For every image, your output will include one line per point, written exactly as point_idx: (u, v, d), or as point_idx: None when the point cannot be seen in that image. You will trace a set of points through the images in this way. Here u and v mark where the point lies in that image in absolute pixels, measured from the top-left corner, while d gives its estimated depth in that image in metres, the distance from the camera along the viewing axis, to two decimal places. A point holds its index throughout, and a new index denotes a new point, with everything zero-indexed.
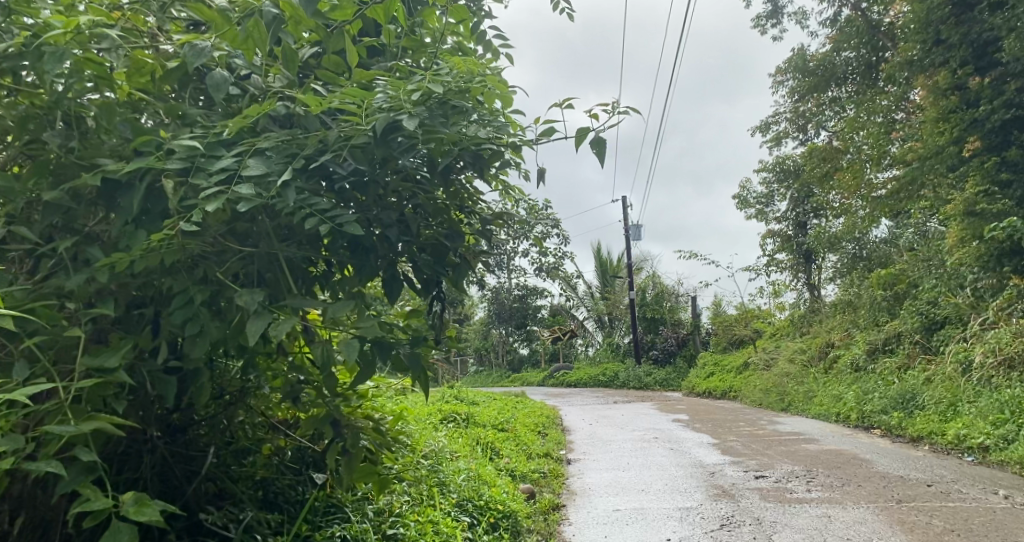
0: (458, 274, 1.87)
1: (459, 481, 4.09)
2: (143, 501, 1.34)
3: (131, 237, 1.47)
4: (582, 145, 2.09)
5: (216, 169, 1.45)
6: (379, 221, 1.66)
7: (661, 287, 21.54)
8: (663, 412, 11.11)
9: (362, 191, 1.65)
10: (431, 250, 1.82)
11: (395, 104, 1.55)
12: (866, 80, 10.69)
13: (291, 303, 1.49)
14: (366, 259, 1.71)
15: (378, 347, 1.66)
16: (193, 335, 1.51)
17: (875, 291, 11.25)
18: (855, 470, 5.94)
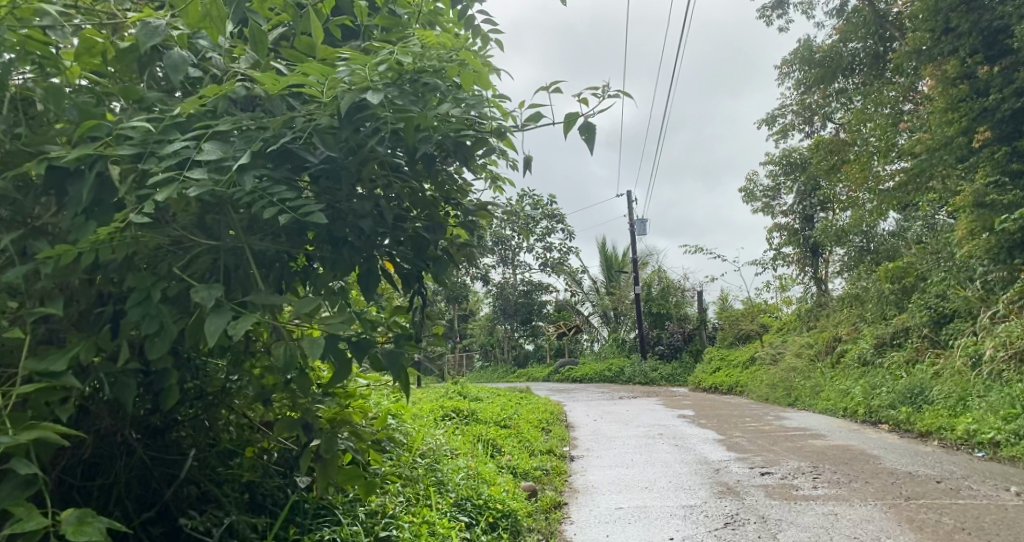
0: (439, 267, 1.79)
1: (458, 480, 4.02)
2: (85, 519, 1.25)
3: (79, 230, 1.41)
4: (573, 131, 2.03)
5: (168, 153, 1.39)
6: (353, 212, 1.60)
7: (667, 282, 21.42)
8: (669, 408, 11.02)
9: (335, 179, 1.59)
10: (410, 243, 1.75)
11: (363, 84, 1.50)
12: (873, 71, 10.55)
13: (257, 301, 1.41)
14: (342, 253, 1.65)
15: (354, 346, 1.60)
16: (151, 334, 1.41)
17: (883, 284, 11.12)
18: (862, 466, 5.84)
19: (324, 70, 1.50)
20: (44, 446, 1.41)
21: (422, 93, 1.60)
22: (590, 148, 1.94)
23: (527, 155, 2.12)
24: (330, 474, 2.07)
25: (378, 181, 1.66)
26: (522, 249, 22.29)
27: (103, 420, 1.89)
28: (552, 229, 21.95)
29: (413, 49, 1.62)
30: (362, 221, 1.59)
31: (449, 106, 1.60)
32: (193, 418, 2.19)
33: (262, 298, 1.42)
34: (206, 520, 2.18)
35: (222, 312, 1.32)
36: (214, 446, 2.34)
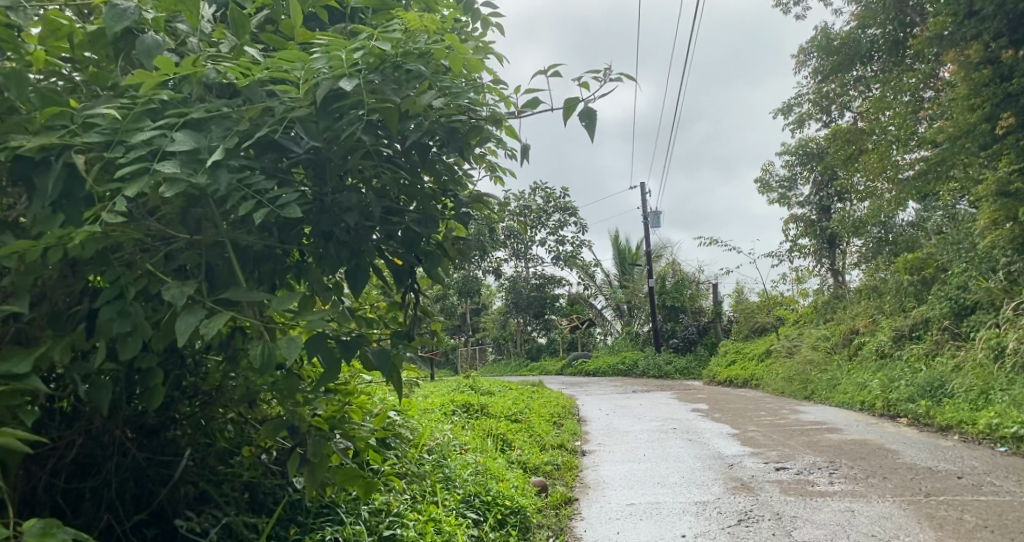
0: (430, 262, 1.72)
1: (466, 476, 3.96)
2: (48, 531, 1.20)
3: (47, 225, 1.36)
4: (573, 117, 1.95)
5: (138, 144, 1.35)
6: (338, 206, 1.53)
7: (681, 275, 21.25)
8: (682, 401, 10.93)
9: (319, 171, 1.53)
10: (402, 238, 1.67)
11: (340, 71, 1.43)
12: (892, 58, 10.31)
13: (234, 297, 1.36)
14: (331, 249, 1.59)
15: (341, 344, 1.55)
16: (124, 334, 1.41)
17: (901, 275, 10.93)
18: (880, 461, 5.72)
19: (300, 57, 1.45)
20: (7, 453, 1.36)
21: (405, 78, 1.52)
22: (588, 133, 1.86)
23: (525, 142, 2.04)
24: (316, 479, 1.80)
25: (365, 172, 1.58)
26: (535, 242, 22.21)
27: (94, 420, 1.84)
28: (565, 222, 21.84)
29: (395, 33, 1.55)
30: (347, 215, 1.51)
31: (435, 92, 1.52)
32: (191, 416, 2.12)
33: (239, 294, 1.37)
34: (204, 520, 2.15)
35: (194, 310, 1.31)
36: (211, 445, 2.29)
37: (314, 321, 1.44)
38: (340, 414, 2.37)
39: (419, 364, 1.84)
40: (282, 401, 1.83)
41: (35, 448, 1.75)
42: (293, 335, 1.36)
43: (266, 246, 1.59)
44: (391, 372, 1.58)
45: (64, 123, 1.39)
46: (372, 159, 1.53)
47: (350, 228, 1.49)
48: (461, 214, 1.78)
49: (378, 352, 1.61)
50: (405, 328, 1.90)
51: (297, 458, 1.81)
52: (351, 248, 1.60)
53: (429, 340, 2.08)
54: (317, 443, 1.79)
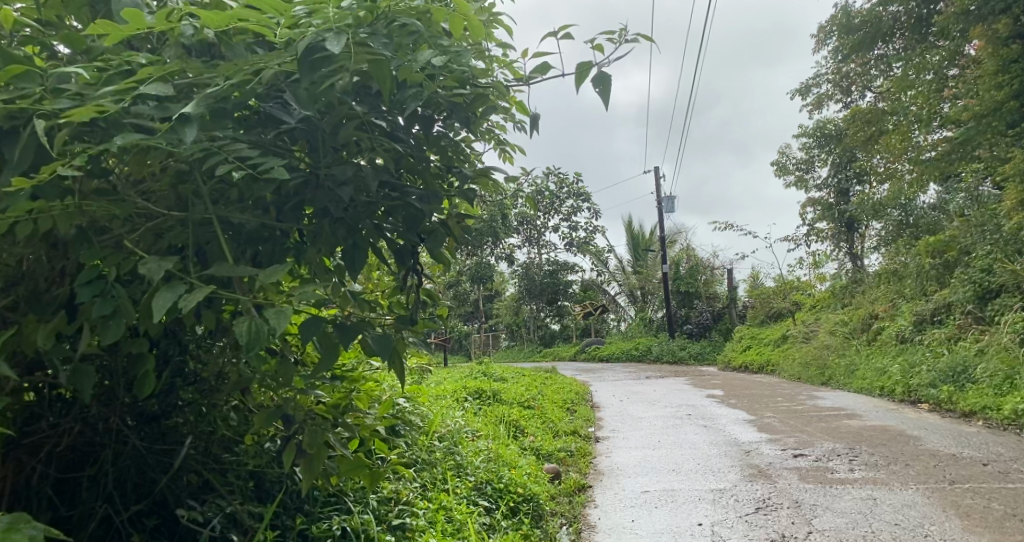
0: (434, 242, 1.61)
1: (477, 463, 3.88)
2: (10, 523, 1.13)
3: (11, 197, 1.27)
4: (586, 83, 1.82)
5: (103, 100, 1.26)
6: (332, 179, 1.43)
7: (696, 260, 21.04)
8: (697, 387, 10.82)
9: (311, 139, 1.43)
10: (403, 215, 1.57)
11: (328, 28, 1.32)
12: (915, 35, 10.06)
13: (220, 273, 1.27)
14: (329, 229, 1.49)
15: (336, 328, 1.44)
16: (105, 316, 1.31)
17: (922, 259, 10.72)
18: (902, 447, 5.60)
19: (281, 7, 1.35)
20: None
21: (398, 38, 1.43)
22: (603, 101, 1.73)
23: (536, 111, 1.92)
24: (313, 474, 1.71)
25: (362, 144, 1.49)
26: (548, 228, 22.11)
27: (89, 408, 1.77)
28: (578, 208, 21.73)
29: None
30: (341, 188, 1.41)
31: (433, 54, 1.41)
32: (194, 402, 2.01)
33: (225, 270, 1.28)
34: (207, 509, 2.07)
35: (175, 285, 1.22)
36: (212, 433, 2.15)
37: (304, 298, 1.34)
38: (343, 404, 2.27)
39: (423, 351, 1.73)
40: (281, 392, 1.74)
41: (15, 435, 1.69)
42: (281, 311, 1.26)
43: (261, 224, 1.49)
44: (393, 357, 1.46)
45: (28, 84, 1.29)
46: (367, 129, 1.43)
47: (345, 203, 1.39)
48: (467, 193, 1.67)
49: (379, 337, 1.48)
50: (409, 313, 1.79)
51: (293, 449, 1.71)
52: (347, 226, 1.51)
53: (434, 325, 1.98)
54: (314, 433, 1.71)
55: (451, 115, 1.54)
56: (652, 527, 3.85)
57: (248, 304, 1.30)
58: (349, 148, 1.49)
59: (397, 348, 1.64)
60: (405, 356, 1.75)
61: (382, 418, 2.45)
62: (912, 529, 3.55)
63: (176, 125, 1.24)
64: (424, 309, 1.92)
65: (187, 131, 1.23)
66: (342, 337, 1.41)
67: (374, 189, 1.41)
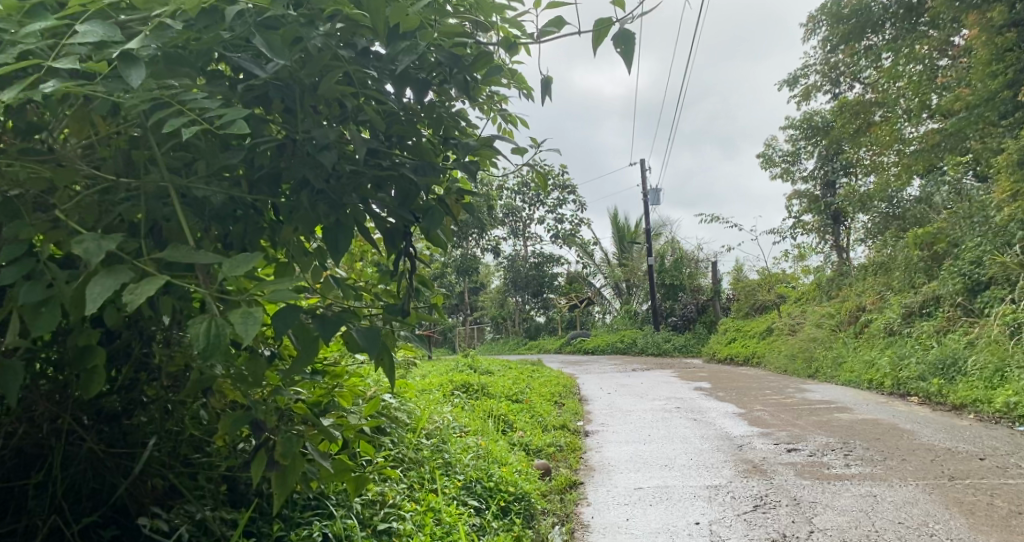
0: (431, 221, 1.39)
1: (467, 460, 3.71)
2: None
3: None
4: (604, 41, 1.66)
5: (26, 40, 1.10)
6: (312, 144, 1.24)
7: (681, 252, 20.99)
8: (684, 380, 10.73)
9: (285, 97, 1.25)
10: (397, 188, 1.39)
11: None
12: (905, 25, 10.07)
13: (176, 258, 1.08)
14: (309, 209, 1.30)
15: (316, 321, 1.24)
16: (37, 305, 1.12)
17: (911, 251, 10.65)
18: (896, 441, 5.51)
19: None
20: None
21: None
22: (626, 62, 1.56)
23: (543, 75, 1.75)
24: (287, 487, 1.51)
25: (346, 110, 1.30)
26: (534, 220, 21.98)
27: (35, 404, 1.59)
28: (563, 200, 21.64)
29: None
30: (324, 154, 1.23)
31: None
32: (159, 399, 1.79)
33: (181, 254, 1.09)
34: (174, 516, 1.88)
35: (118, 271, 1.03)
36: (180, 434, 1.95)
37: (276, 286, 1.14)
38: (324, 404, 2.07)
39: (414, 344, 1.55)
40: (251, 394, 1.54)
41: None
42: (250, 310, 1.06)
43: (229, 199, 1.32)
44: (382, 353, 1.27)
45: None
46: (353, 87, 1.25)
47: (329, 170, 1.21)
48: (470, 167, 1.48)
49: (366, 330, 1.29)
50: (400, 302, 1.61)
51: (263, 459, 1.51)
52: (329, 201, 1.32)
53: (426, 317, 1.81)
54: (289, 441, 1.50)
55: (452, 75, 1.36)
56: (648, 526, 3.70)
57: (209, 295, 1.10)
58: (329, 111, 1.31)
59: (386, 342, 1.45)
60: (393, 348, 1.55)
61: (367, 418, 2.26)
62: (916, 528, 3.43)
63: (119, 64, 1.07)
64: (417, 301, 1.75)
65: (130, 73, 1.06)
66: (323, 330, 1.22)
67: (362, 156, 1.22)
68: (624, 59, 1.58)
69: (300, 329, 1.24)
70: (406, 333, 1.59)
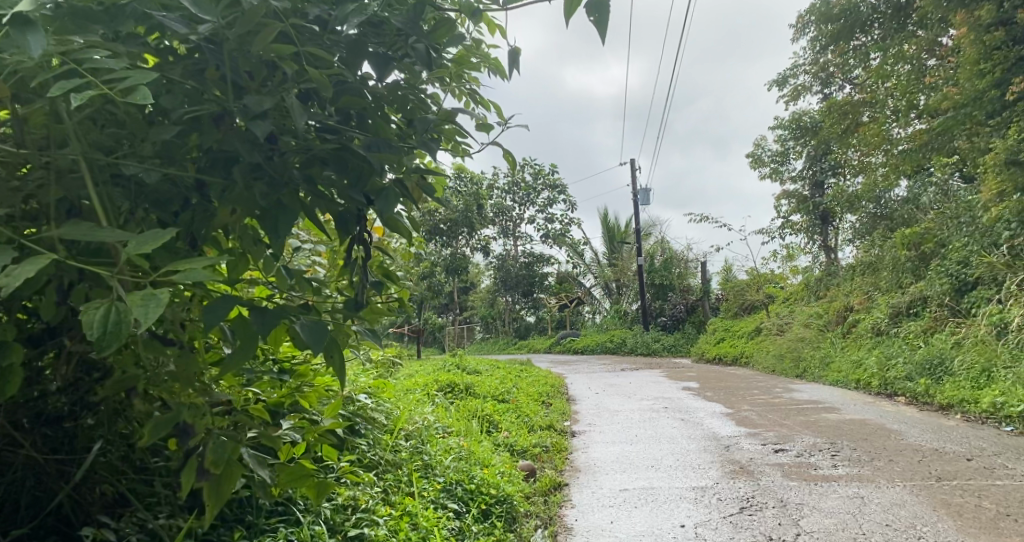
0: (384, 203, 1.31)
1: (448, 462, 3.63)
2: None
3: None
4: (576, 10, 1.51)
5: None
6: (244, 113, 1.18)
7: (670, 252, 20.98)
8: (673, 380, 10.70)
9: (214, 60, 1.22)
10: (351, 167, 1.31)
11: None
12: (893, 25, 10.10)
13: (75, 236, 1.03)
14: (245, 191, 1.24)
15: (253, 311, 1.15)
16: None
17: (898, 251, 10.64)
18: (883, 442, 5.47)
19: None
20: None
21: None
22: (599, 31, 1.44)
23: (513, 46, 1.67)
24: (220, 499, 1.42)
25: (292, 77, 1.25)
26: (523, 219, 21.92)
27: None
28: (553, 200, 21.60)
29: None
30: (256, 123, 1.17)
31: None
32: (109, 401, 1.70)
33: (82, 232, 1.04)
34: (123, 525, 1.80)
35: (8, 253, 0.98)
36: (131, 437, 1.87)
37: (193, 269, 1.05)
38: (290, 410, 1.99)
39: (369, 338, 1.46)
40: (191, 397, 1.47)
41: None
42: (151, 293, 0.99)
43: (167, 180, 1.30)
44: (327, 349, 1.17)
45: None
46: (295, 49, 1.20)
47: (263, 139, 1.15)
48: (430, 145, 1.43)
49: (311, 325, 1.20)
50: (359, 297, 1.50)
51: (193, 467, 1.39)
52: (270, 180, 1.25)
53: (385, 312, 1.74)
54: (220, 447, 1.39)
55: (411, 44, 1.34)
56: (632, 529, 3.63)
57: (113, 279, 1.04)
58: (262, 75, 1.25)
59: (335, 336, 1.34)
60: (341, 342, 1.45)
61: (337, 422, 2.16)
62: (904, 530, 3.38)
63: (14, 32, 1.04)
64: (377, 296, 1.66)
65: (29, 41, 1.04)
66: (254, 318, 1.13)
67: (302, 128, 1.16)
68: (600, 33, 1.44)
69: (238, 320, 1.15)
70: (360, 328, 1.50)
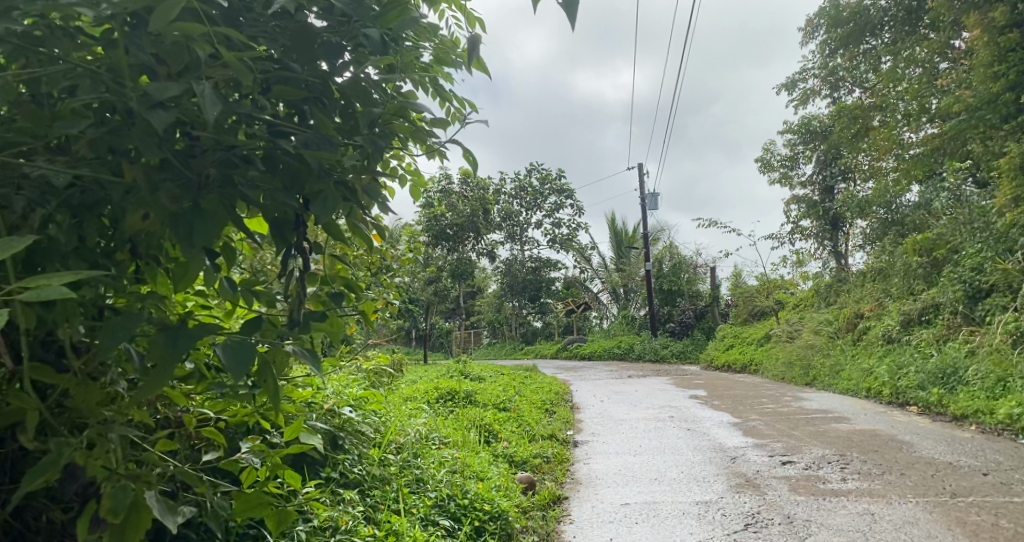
0: (321, 207, 1.25)
1: (441, 477, 3.51)
2: None
3: None
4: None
5: None
6: (143, 101, 1.09)
7: (679, 257, 20.77)
8: (680, 387, 10.53)
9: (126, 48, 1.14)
10: (287, 169, 1.28)
11: None
12: (903, 28, 9.99)
13: None
14: (150, 195, 1.17)
15: (164, 334, 1.21)
16: None
17: (910, 257, 10.44)
18: (894, 454, 5.31)
19: None
20: None
21: None
22: (566, 15, 1.28)
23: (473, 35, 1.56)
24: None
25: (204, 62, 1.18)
26: (531, 224, 21.82)
27: None
28: (561, 205, 21.50)
29: None
30: (156, 114, 1.08)
31: None
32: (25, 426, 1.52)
33: None
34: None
35: None
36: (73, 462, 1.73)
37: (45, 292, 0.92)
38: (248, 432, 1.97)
39: (304, 359, 1.38)
40: (95, 431, 1.33)
41: None
42: None
43: (92, 190, 1.31)
44: (249, 373, 1.23)
45: None
46: (206, 30, 1.11)
47: (160, 131, 1.06)
48: (378, 143, 1.35)
49: (234, 347, 1.26)
50: (298, 314, 1.48)
51: (91, 514, 1.30)
52: (185, 185, 1.19)
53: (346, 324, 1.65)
54: (120, 492, 1.30)
55: (361, 31, 1.31)
56: None
57: None
58: (174, 58, 1.16)
59: (260, 358, 1.37)
60: (276, 359, 1.43)
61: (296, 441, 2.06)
62: None
63: None
64: (335, 306, 1.64)
65: None
66: (164, 342, 1.19)
67: (213, 122, 1.05)
68: (568, 15, 1.29)
69: (152, 345, 1.20)
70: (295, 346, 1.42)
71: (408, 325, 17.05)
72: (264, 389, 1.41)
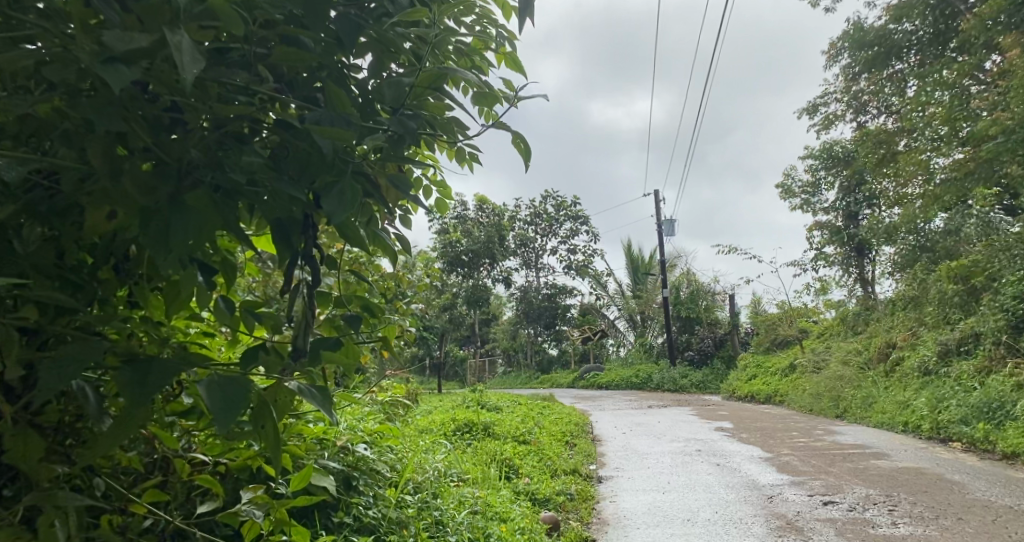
0: (335, 203, 1.02)
1: (461, 519, 3.19)
2: None
3: None
4: None
5: None
6: (95, 56, 0.86)
7: (697, 285, 20.41)
8: (704, 419, 10.14)
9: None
10: (298, 160, 1.07)
11: None
12: (929, 52, 9.80)
13: None
14: (113, 184, 0.95)
15: (130, 369, 0.96)
16: None
17: (943, 284, 10.03)
18: (945, 495, 4.93)
19: None
20: None
21: None
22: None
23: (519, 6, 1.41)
24: None
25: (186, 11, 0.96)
26: (546, 250, 21.55)
27: None
28: (576, 231, 21.31)
29: None
30: (114, 71, 0.86)
31: None
32: None
33: None
34: None
35: None
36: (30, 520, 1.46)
37: None
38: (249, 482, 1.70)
39: (311, 400, 1.12)
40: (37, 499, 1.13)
41: None
42: None
43: (60, 193, 1.10)
44: (240, 420, 0.97)
45: None
46: None
47: (115, 90, 0.83)
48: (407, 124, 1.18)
49: (220, 386, 1.00)
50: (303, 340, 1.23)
51: None
52: (159, 174, 0.97)
53: (363, 351, 1.39)
54: None
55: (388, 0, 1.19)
56: None
57: None
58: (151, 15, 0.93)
59: (257, 397, 1.12)
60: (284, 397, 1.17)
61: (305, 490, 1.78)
62: None
63: None
64: (350, 333, 1.37)
65: None
66: (130, 378, 0.94)
67: (191, 83, 0.84)
68: None
69: (119, 383, 0.94)
70: (299, 383, 1.17)
71: (422, 354, 16.79)
72: (263, 438, 1.15)
